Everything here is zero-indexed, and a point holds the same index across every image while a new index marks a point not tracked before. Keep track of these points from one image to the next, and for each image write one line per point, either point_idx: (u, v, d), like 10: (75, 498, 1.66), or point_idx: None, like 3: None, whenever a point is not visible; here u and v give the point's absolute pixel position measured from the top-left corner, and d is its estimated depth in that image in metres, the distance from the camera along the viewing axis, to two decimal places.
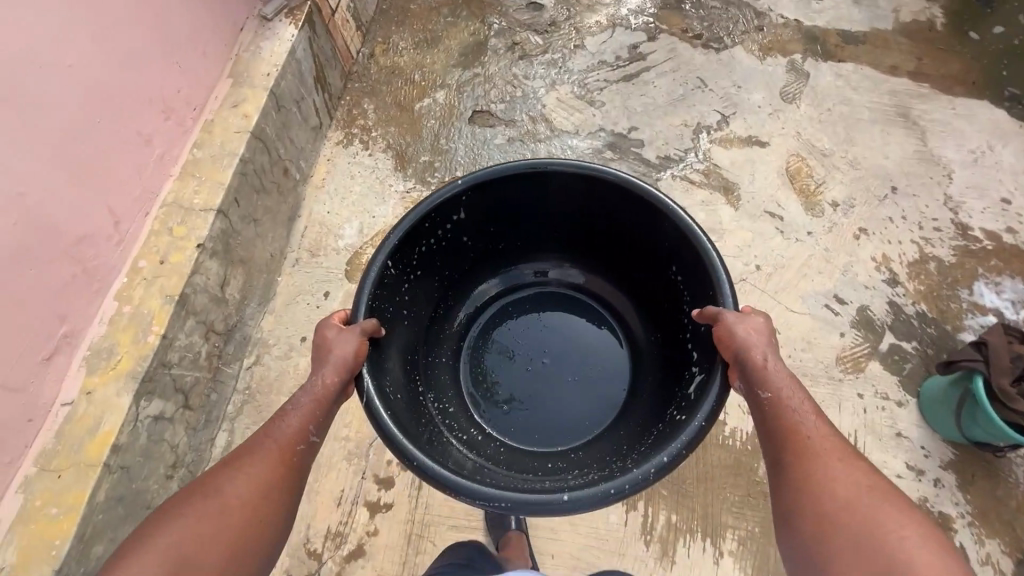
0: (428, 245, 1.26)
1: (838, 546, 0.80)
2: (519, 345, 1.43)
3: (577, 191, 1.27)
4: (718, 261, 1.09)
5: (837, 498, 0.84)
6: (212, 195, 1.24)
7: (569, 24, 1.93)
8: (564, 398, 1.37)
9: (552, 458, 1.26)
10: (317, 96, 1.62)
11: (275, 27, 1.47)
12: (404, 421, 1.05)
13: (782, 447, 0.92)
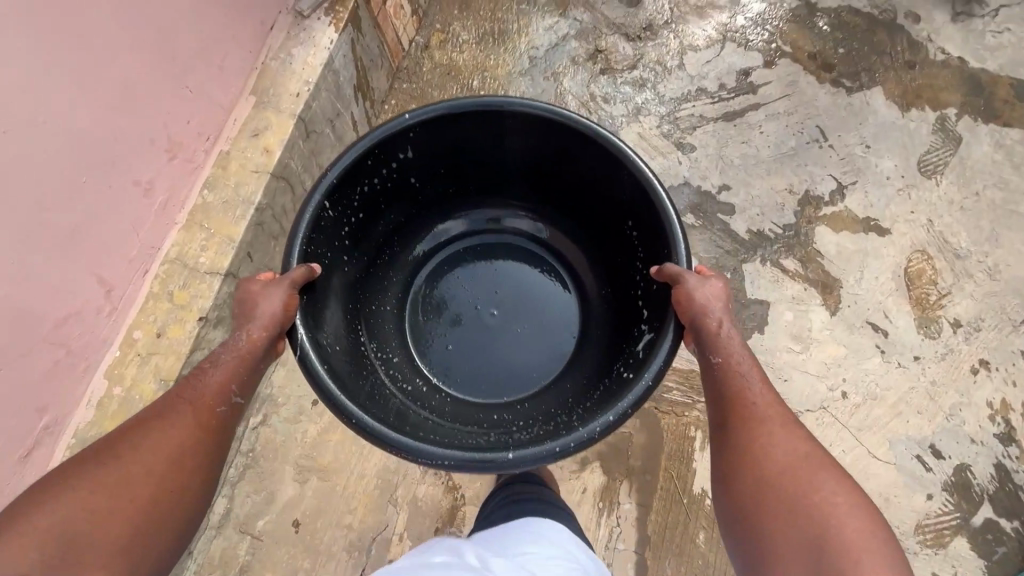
0: (371, 185, 1.12)
1: (775, 519, 0.73)
2: (472, 287, 1.31)
3: (533, 135, 1.12)
4: (676, 222, 0.99)
5: (782, 458, 0.78)
6: (220, 254, 1.06)
7: (668, 30, 1.57)
8: (512, 353, 1.25)
9: (495, 410, 1.18)
10: (357, 107, 1.37)
11: (312, 29, 1.21)
12: (349, 382, 0.96)
13: (729, 411, 0.85)
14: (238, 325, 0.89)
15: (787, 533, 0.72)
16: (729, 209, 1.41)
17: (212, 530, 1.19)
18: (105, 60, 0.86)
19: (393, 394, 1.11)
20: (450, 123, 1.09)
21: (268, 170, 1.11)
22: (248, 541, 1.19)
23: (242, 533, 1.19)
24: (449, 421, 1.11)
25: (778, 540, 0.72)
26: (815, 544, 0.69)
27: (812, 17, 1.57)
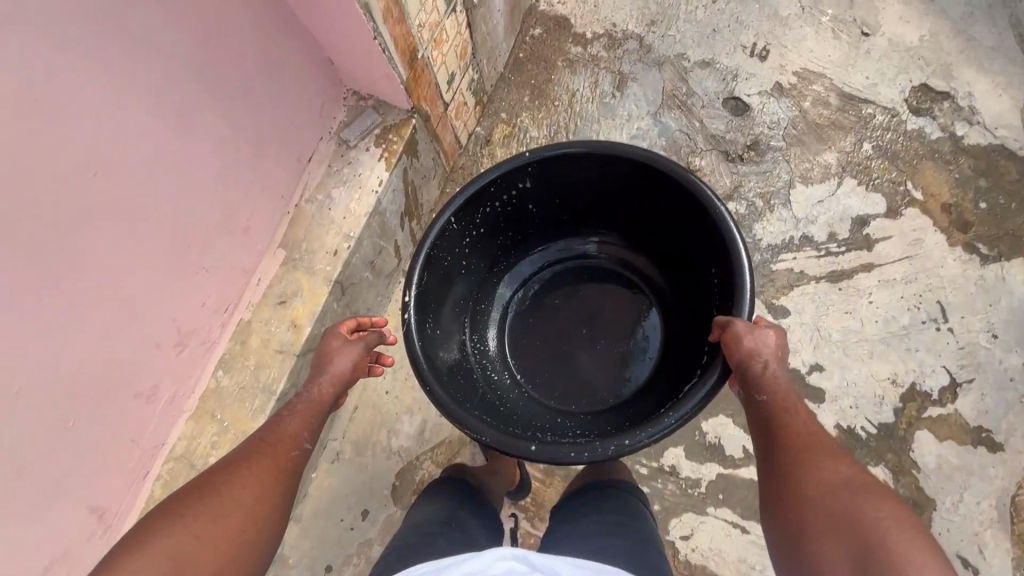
0: (490, 207, 1.06)
1: (825, 549, 0.62)
2: (566, 303, 1.18)
3: (636, 180, 1.03)
4: (746, 261, 0.88)
5: (832, 483, 0.66)
6: None
7: (776, 153, 1.32)
8: (585, 366, 1.14)
9: (561, 413, 1.09)
10: (402, 233, 1.17)
11: (360, 163, 0.99)
12: (443, 373, 0.96)
13: (776, 440, 0.75)
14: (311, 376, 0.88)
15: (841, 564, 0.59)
16: (817, 395, 1.21)
17: None
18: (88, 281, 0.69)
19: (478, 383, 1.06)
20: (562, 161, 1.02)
21: (294, 351, 0.93)
22: None
23: None
24: (526, 419, 1.04)
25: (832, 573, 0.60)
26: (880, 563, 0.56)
27: (953, 156, 1.31)
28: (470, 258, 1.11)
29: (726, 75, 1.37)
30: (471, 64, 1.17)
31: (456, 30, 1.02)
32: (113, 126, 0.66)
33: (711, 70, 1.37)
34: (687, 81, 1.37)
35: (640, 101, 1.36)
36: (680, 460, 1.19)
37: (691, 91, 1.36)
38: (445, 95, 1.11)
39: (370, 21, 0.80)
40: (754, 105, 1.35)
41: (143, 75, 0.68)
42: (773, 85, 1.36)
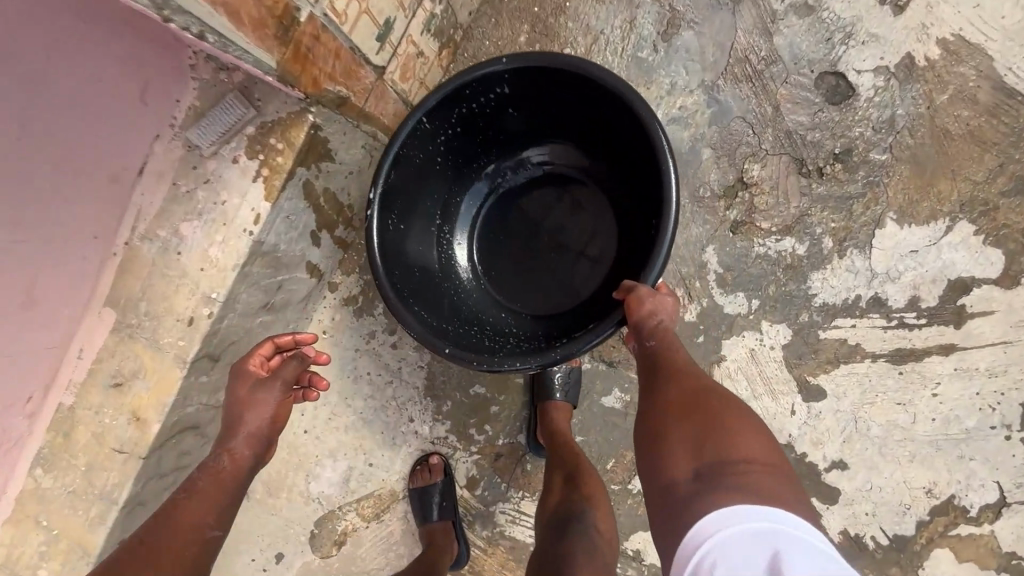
0: (473, 106, 0.80)
1: (686, 481, 0.55)
2: (515, 214, 0.89)
3: (624, 130, 0.76)
4: (673, 223, 0.69)
5: (698, 412, 0.60)
6: None
7: (872, 171, 0.91)
8: (519, 288, 0.87)
9: (482, 316, 0.86)
10: (318, 251, 0.83)
11: (227, 183, 0.65)
12: (397, 277, 0.77)
13: (653, 379, 0.67)
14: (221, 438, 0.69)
15: (698, 493, 0.53)
16: (831, 495, 0.98)
17: None
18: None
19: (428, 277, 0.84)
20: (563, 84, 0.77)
21: (138, 453, 0.68)
22: None
23: None
24: (457, 317, 0.83)
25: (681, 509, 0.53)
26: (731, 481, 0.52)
27: None
28: (451, 156, 0.84)
29: (833, 33, 0.89)
30: None
31: None
32: None
33: (812, 22, 0.89)
34: (771, 36, 0.90)
35: (693, 62, 0.91)
36: (648, 546, 1.00)
37: (773, 54, 0.90)
38: (379, 58, 0.69)
39: None
40: (863, 90, 0.90)
41: None
42: (900, 59, 0.89)
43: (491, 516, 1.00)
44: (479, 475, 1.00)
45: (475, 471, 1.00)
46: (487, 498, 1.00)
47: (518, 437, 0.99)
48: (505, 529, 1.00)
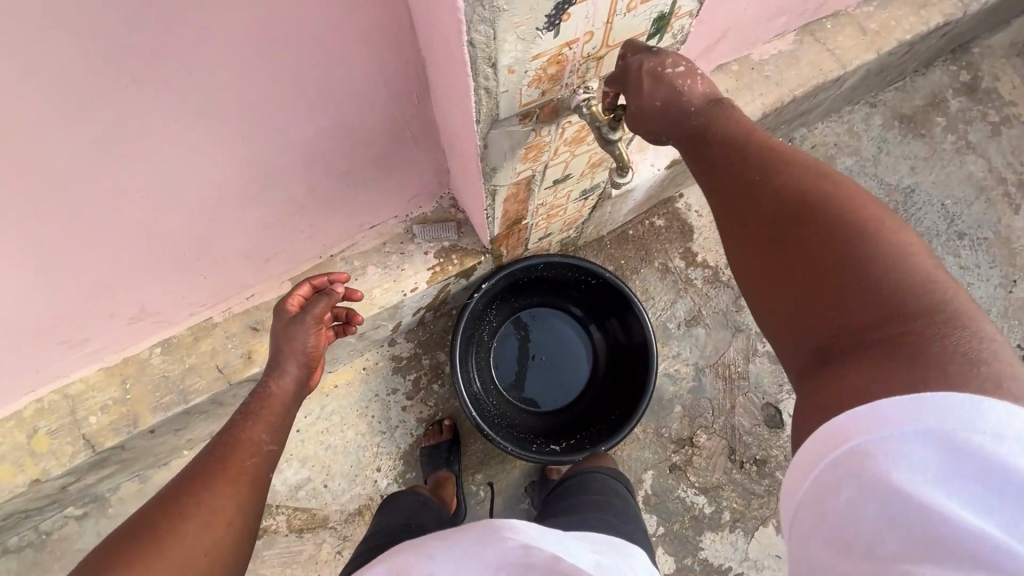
0: (562, 274, 1.12)
1: (807, 297, 0.43)
2: (543, 341, 1.22)
3: (636, 352, 1.11)
4: (627, 434, 1.03)
5: (816, 213, 0.43)
6: (112, 428, 0.88)
7: (773, 484, 1.25)
8: (520, 389, 1.21)
9: (488, 389, 1.17)
10: (409, 318, 1.13)
11: (410, 261, 0.96)
12: (460, 352, 1.07)
13: (716, 178, 0.50)
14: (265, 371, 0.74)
15: (843, 300, 0.41)
16: None
17: None
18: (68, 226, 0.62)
19: (471, 350, 1.13)
20: (620, 304, 1.11)
21: (229, 379, 0.91)
22: None
23: None
24: (475, 386, 1.13)
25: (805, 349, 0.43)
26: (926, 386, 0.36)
27: None
28: (531, 285, 1.16)
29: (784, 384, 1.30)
30: (576, 226, 1.11)
31: (577, 209, 0.98)
32: (211, 159, 0.63)
33: (775, 369, 1.31)
34: (749, 362, 1.31)
35: (697, 348, 1.30)
36: None
37: (746, 373, 1.30)
38: (529, 245, 1.07)
39: (488, 199, 0.73)
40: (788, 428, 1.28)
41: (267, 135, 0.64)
42: None
43: None
44: None
45: None
46: None
47: None
48: None
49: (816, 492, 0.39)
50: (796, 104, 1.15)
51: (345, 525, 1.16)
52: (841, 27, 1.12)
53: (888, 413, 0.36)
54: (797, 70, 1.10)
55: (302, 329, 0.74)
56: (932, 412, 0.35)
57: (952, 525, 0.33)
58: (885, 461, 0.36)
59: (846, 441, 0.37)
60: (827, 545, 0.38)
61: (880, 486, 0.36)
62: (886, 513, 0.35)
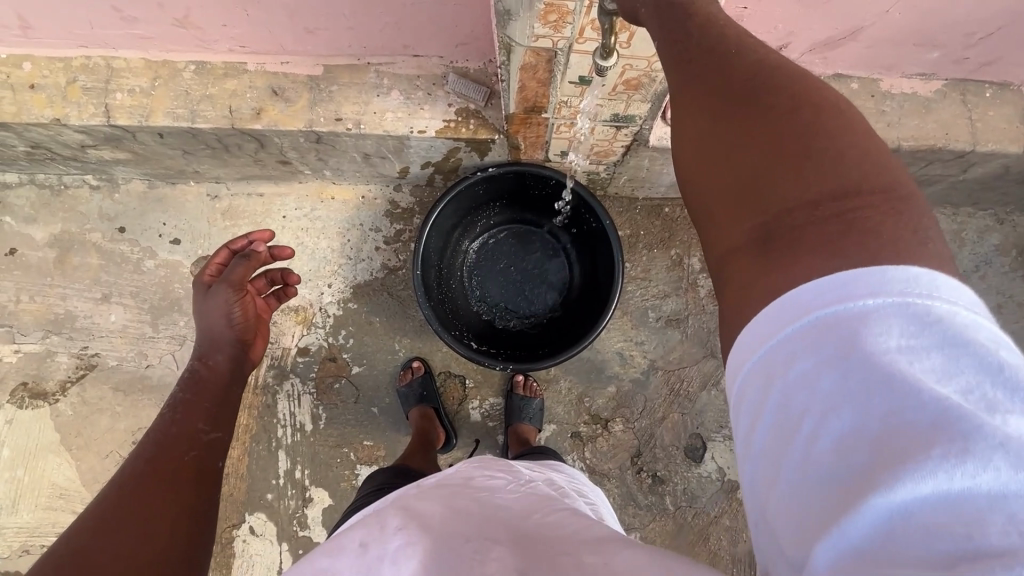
0: (572, 205, 1.09)
1: (756, 174, 0.40)
2: (525, 258, 1.20)
3: (597, 309, 1.07)
4: (541, 367, 1.02)
5: (772, 88, 0.42)
6: (129, 112, 0.97)
7: (657, 505, 1.21)
8: (482, 286, 1.19)
9: (453, 268, 1.16)
10: (417, 169, 1.15)
11: (431, 105, 0.96)
12: (441, 217, 1.06)
13: (685, 58, 0.46)
14: (201, 348, 0.89)
15: (800, 171, 0.38)
16: None
17: None
18: None
19: (456, 225, 1.12)
20: (608, 258, 1.07)
21: (233, 122, 0.97)
22: None
23: None
24: (442, 257, 1.12)
25: (739, 230, 0.40)
26: (859, 248, 0.35)
27: None
28: (540, 200, 1.13)
29: (724, 425, 1.24)
30: (606, 164, 1.07)
31: (608, 138, 0.94)
32: None
33: (724, 409, 1.24)
34: (703, 389, 1.24)
35: (663, 348, 1.25)
36: (318, 503, 1.21)
37: (694, 397, 1.24)
38: (552, 154, 1.03)
39: (504, 55, 0.71)
40: (703, 467, 1.23)
41: None
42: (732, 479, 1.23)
43: (284, 377, 1.24)
44: (310, 352, 1.25)
45: (313, 348, 1.25)
46: (297, 367, 1.24)
47: (351, 365, 1.25)
48: (277, 395, 1.24)
49: (767, 379, 0.35)
50: (900, 161, 1.01)
51: (279, 314, 1.25)
52: (1001, 102, 0.96)
53: (849, 291, 0.33)
54: (920, 122, 0.96)
55: (223, 298, 0.89)
56: (887, 278, 0.33)
57: (910, 400, 0.30)
58: (849, 330, 0.32)
59: (808, 312, 0.34)
60: (777, 433, 0.35)
61: (836, 356, 0.32)
62: (840, 390, 0.32)
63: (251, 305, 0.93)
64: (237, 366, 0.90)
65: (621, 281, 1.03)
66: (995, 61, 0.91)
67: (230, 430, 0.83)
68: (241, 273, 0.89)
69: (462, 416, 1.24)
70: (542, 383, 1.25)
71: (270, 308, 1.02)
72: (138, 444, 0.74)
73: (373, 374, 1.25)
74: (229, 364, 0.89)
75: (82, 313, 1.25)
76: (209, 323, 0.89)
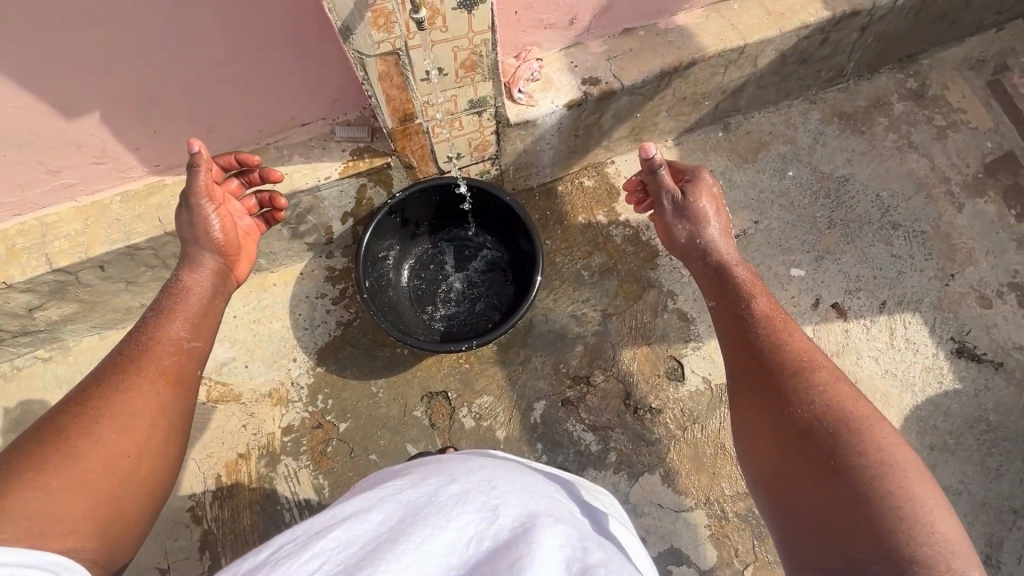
0: (477, 203, 1.26)
1: (824, 508, 0.68)
2: (459, 266, 1.34)
3: (531, 273, 1.20)
4: (497, 334, 1.11)
5: (829, 432, 0.72)
6: (71, 253, 1.08)
7: (666, 435, 1.25)
8: (430, 302, 1.31)
9: (397, 296, 1.28)
10: (338, 224, 1.30)
11: (329, 155, 1.14)
12: (370, 251, 1.20)
13: (786, 397, 0.77)
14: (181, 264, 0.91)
15: (866, 518, 0.65)
16: None
17: None
18: (40, 64, 0.84)
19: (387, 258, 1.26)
20: (521, 229, 1.22)
21: (165, 228, 1.10)
22: None
23: None
24: (383, 287, 1.25)
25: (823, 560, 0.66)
26: None
27: None
28: (452, 212, 1.30)
29: (689, 338, 1.33)
30: (490, 159, 1.26)
31: (477, 127, 1.14)
32: (154, 24, 0.85)
33: (682, 325, 1.34)
34: (657, 316, 1.35)
35: (608, 296, 1.36)
36: None
37: (653, 326, 1.34)
38: (444, 164, 1.22)
39: (361, 71, 0.91)
40: (689, 383, 1.29)
41: (197, 12, 0.86)
42: (718, 382, 1.29)
43: (277, 461, 1.24)
44: (296, 427, 1.27)
45: (296, 423, 1.27)
46: (286, 447, 1.25)
47: (338, 424, 1.27)
48: (274, 481, 1.23)
49: None
50: (703, 72, 1.27)
51: (255, 403, 1.29)
52: (747, 8, 1.27)
53: None
54: (700, 39, 1.23)
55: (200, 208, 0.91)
56: None
57: None
58: None
59: None
60: None
61: None
62: None
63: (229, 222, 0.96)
64: (219, 281, 0.93)
65: (539, 238, 1.17)
66: None
67: (209, 338, 0.86)
68: (203, 180, 0.88)
69: (457, 428, 1.27)
70: (516, 368, 1.31)
71: (260, 229, 1.07)
72: (120, 340, 0.81)
73: (360, 423, 1.27)
74: (211, 278, 0.92)
75: None
76: (197, 238, 0.92)
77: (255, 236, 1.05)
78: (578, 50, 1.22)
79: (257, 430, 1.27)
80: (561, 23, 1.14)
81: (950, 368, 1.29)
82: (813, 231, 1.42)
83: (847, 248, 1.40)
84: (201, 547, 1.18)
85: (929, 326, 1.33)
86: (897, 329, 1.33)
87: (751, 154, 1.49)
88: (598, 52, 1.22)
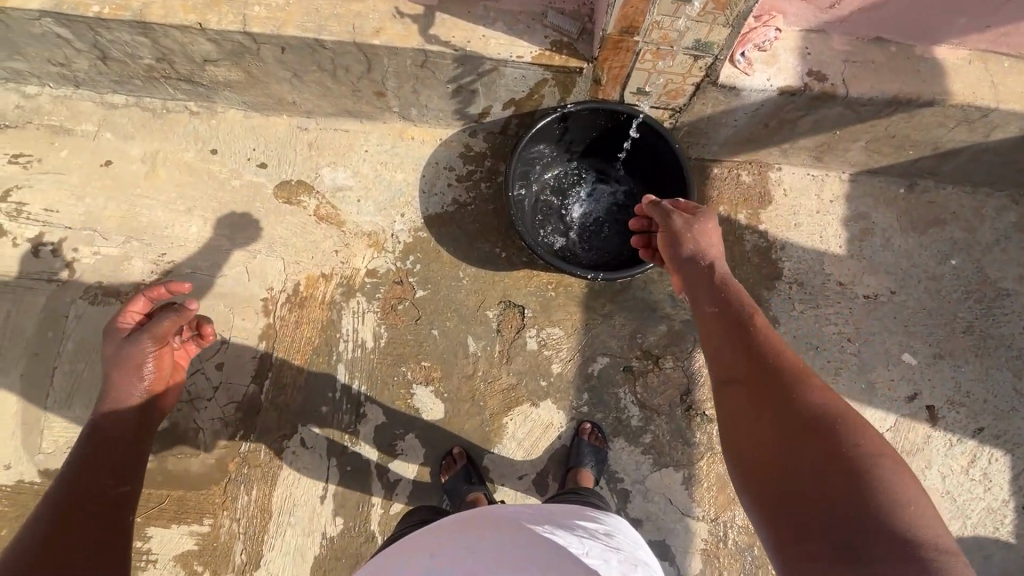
0: (641, 142, 1.23)
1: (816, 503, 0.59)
2: (593, 197, 1.33)
3: None
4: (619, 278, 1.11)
5: (827, 424, 0.63)
6: (263, 24, 1.11)
7: (706, 444, 1.24)
8: (554, 220, 1.31)
9: (526, 202, 1.28)
10: (498, 108, 1.28)
11: (530, 36, 1.11)
12: (524, 151, 1.19)
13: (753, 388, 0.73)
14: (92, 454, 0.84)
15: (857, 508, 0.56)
16: None
17: (97, 98, 1.38)
18: None
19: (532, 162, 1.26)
20: (677, 185, 1.19)
21: (354, 38, 1.10)
22: (91, 127, 1.38)
23: (97, 122, 1.38)
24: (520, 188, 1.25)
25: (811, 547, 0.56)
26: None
27: None
28: (611, 142, 1.27)
29: None
30: (672, 109, 1.21)
31: (684, 71, 1.08)
32: None
33: None
34: None
35: None
36: (370, 421, 1.24)
37: None
38: (629, 95, 1.17)
39: None
40: None
41: None
42: None
43: (351, 295, 1.30)
44: (379, 274, 1.31)
45: (381, 271, 1.32)
46: (364, 287, 1.30)
47: (416, 288, 1.31)
48: (342, 311, 1.29)
49: None
50: (931, 119, 1.16)
51: (353, 236, 1.33)
52: (1016, 72, 1.13)
53: None
54: (949, 82, 1.11)
55: (140, 346, 0.92)
56: None
57: None
58: None
59: None
60: None
61: None
62: None
63: (165, 356, 0.97)
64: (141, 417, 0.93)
65: (693, 201, 1.14)
66: (1012, 31, 1.08)
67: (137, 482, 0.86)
68: (168, 324, 0.92)
69: (519, 344, 1.28)
70: (596, 317, 1.30)
71: (188, 352, 1.05)
72: (53, 488, 0.77)
73: (436, 298, 1.31)
74: (136, 419, 0.92)
75: (163, 223, 1.33)
76: (120, 372, 0.91)
77: (182, 359, 1.04)
78: (819, 38, 1.12)
79: (345, 260, 1.32)
80: (822, 2, 1.04)
81: (1014, 520, 1.22)
82: (945, 327, 1.32)
83: (971, 359, 1.30)
84: (261, 336, 1.27)
85: (1014, 472, 1.24)
86: (979, 459, 1.25)
87: (921, 224, 1.37)
88: (838, 49, 1.12)
